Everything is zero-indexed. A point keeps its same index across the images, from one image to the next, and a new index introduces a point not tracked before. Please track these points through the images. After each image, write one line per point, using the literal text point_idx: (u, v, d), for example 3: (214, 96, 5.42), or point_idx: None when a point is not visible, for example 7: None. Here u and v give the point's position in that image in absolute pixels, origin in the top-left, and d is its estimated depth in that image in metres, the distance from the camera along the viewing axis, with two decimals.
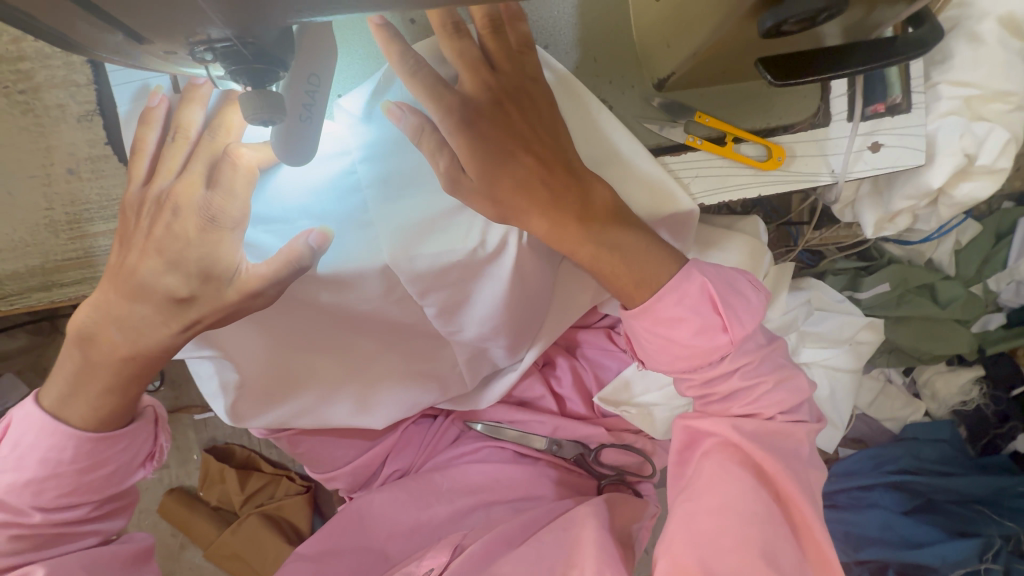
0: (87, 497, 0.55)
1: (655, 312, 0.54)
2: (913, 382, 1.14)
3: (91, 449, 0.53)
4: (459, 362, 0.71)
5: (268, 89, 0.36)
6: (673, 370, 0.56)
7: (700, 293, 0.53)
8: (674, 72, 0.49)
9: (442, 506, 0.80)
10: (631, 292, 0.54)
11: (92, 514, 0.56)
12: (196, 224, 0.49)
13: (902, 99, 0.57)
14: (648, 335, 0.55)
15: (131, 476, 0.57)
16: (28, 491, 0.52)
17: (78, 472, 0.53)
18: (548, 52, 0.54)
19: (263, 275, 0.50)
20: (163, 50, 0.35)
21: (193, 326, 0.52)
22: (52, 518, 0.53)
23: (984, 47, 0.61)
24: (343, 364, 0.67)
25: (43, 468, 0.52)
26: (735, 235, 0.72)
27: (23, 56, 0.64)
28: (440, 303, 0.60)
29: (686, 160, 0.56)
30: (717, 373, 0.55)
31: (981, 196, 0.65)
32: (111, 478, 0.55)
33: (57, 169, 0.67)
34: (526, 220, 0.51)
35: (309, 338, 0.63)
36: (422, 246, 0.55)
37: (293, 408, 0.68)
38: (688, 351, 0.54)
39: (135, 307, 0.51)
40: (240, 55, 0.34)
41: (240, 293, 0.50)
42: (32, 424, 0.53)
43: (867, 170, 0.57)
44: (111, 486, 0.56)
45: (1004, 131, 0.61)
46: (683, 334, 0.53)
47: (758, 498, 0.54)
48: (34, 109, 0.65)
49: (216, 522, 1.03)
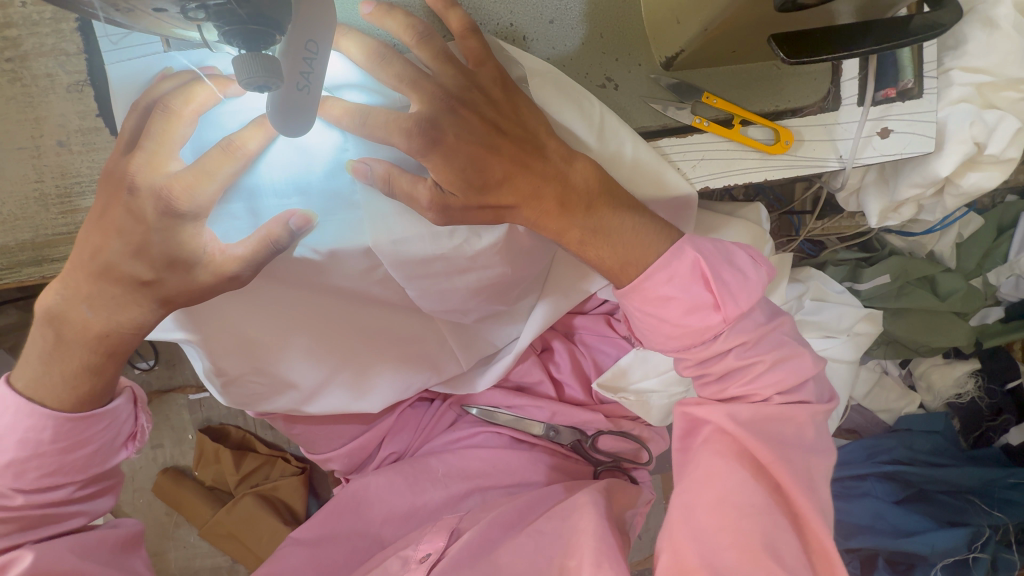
0: (71, 477, 0.54)
1: (645, 291, 0.54)
2: (909, 374, 1.15)
3: (70, 430, 0.52)
4: (451, 340, 0.71)
5: (266, 53, 0.34)
6: (669, 349, 0.56)
7: (692, 270, 0.53)
8: (683, 49, 0.48)
9: (438, 491, 0.80)
10: (617, 273, 0.54)
11: (76, 495, 0.55)
12: (155, 203, 0.47)
13: (914, 84, 0.55)
14: (640, 314, 0.56)
15: (113, 457, 0.57)
16: (9, 473, 0.51)
17: (58, 452, 0.52)
18: (553, 28, 0.52)
19: (238, 257, 0.49)
20: (152, 7, 0.32)
21: (163, 302, 0.51)
22: (35, 499, 0.53)
23: (998, 33, 0.59)
24: (330, 349, 0.66)
25: (22, 448, 0.51)
26: (737, 222, 0.71)
27: (9, 22, 0.63)
28: (425, 286, 0.60)
29: (692, 143, 0.54)
30: (712, 353, 0.55)
31: (988, 186, 0.65)
32: (93, 459, 0.55)
33: (47, 141, 0.65)
34: (519, 192, 0.51)
35: (298, 318, 0.62)
36: (410, 228, 0.55)
37: (278, 391, 0.67)
38: (679, 330, 0.54)
39: (116, 281, 0.50)
40: (235, 15, 0.32)
41: (215, 276, 0.49)
42: (5, 406, 0.51)
43: (875, 156, 0.56)
44: (96, 465, 0.55)
45: (1014, 120, 0.61)
46: (674, 313, 0.54)
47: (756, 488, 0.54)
48: (22, 78, 0.64)
49: (211, 502, 1.03)
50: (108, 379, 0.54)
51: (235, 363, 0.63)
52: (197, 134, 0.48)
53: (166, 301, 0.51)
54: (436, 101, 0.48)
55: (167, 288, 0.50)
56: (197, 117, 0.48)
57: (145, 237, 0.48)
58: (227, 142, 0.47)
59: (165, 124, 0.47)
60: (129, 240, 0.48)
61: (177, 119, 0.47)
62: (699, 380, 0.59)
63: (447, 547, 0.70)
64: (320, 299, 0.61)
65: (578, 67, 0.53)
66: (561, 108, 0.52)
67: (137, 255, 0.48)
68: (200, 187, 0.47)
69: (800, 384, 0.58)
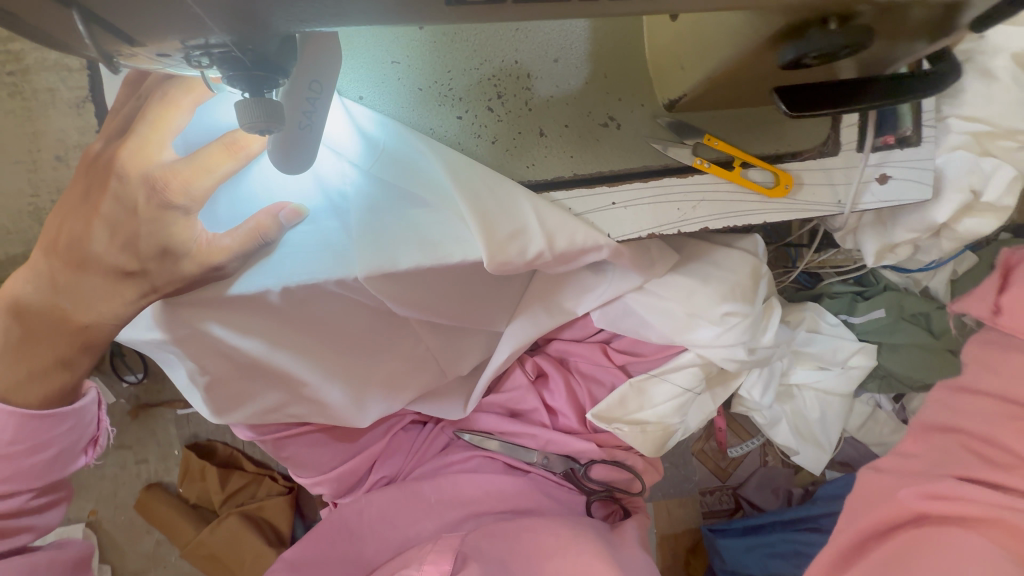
0: (27, 485, 0.53)
1: None
2: (903, 409, 1.13)
3: (34, 429, 0.51)
4: (430, 341, 0.71)
5: (268, 95, 0.33)
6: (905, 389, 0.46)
7: None
8: (685, 94, 0.48)
9: (430, 520, 0.79)
10: None
11: (30, 504, 0.55)
12: (146, 197, 0.47)
13: (913, 132, 0.56)
14: None
15: (72, 463, 0.57)
16: None
17: (23, 454, 0.52)
18: (557, 67, 0.51)
19: (226, 248, 0.48)
20: (155, 53, 0.31)
21: (148, 293, 0.50)
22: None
23: (996, 83, 0.60)
24: (320, 364, 0.63)
25: None
26: (735, 255, 0.80)
27: (13, 37, 0.63)
28: (414, 299, 0.59)
29: (692, 183, 0.54)
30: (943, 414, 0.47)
31: (984, 232, 0.65)
32: (54, 464, 0.54)
33: (45, 156, 0.65)
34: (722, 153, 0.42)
35: (288, 333, 0.59)
36: (411, 257, 0.49)
37: (262, 398, 0.64)
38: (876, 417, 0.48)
39: (96, 272, 0.49)
40: (239, 61, 0.30)
41: (199, 263, 0.48)
42: None
43: (874, 203, 0.57)
44: (56, 468, 0.55)
45: (1010, 169, 0.62)
46: None
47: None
48: (23, 92, 0.64)
49: (194, 521, 1.01)
50: (73, 378, 0.53)
51: (214, 368, 0.58)
52: (191, 130, 0.48)
53: (151, 293, 0.50)
54: None
55: (152, 278, 0.49)
56: (195, 106, 0.47)
57: (135, 230, 0.48)
58: (231, 139, 0.46)
59: (162, 112, 0.46)
60: (117, 231, 0.48)
61: (174, 108, 0.46)
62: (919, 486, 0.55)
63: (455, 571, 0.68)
64: (315, 313, 0.58)
65: (580, 106, 0.52)
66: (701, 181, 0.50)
67: (123, 247, 0.48)
68: (197, 181, 0.46)
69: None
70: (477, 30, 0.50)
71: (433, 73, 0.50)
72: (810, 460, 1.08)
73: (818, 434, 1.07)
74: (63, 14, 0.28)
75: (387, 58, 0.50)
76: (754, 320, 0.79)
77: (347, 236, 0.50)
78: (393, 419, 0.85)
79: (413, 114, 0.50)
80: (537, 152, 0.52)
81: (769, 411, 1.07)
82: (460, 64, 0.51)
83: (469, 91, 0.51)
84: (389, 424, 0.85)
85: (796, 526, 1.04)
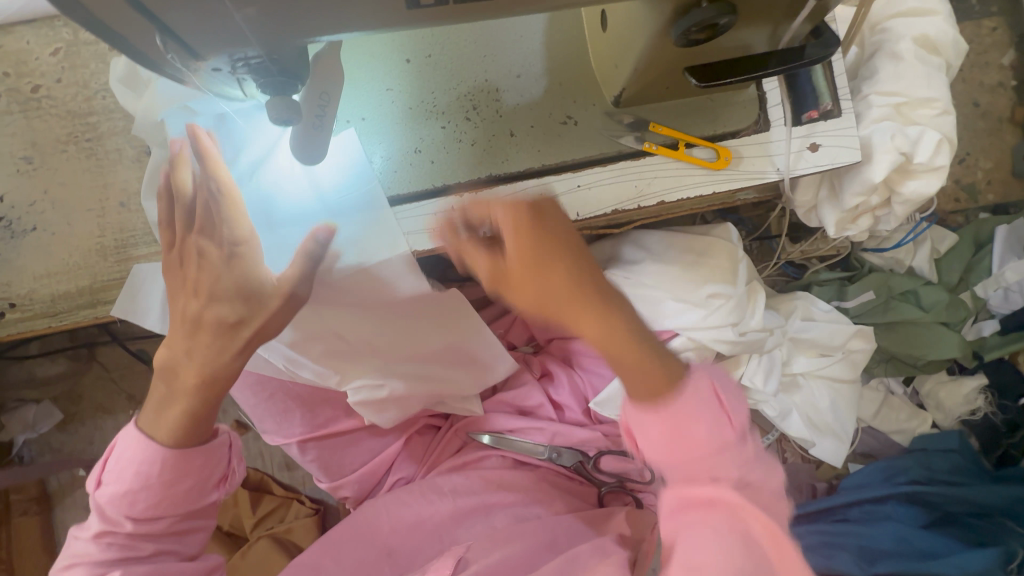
0: (167, 511, 0.57)
1: (676, 422, 0.50)
2: (916, 393, 1.14)
3: (174, 465, 0.57)
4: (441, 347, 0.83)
5: (290, 97, 0.44)
6: (674, 462, 0.50)
7: (710, 393, 0.52)
8: (624, 88, 0.58)
9: (443, 503, 0.82)
10: (649, 392, 0.51)
11: (171, 530, 0.58)
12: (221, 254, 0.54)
13: (833, 106, 0.65)
14: (658, 437, 0.50)
15: (207, 496, 0.60)
16: (124, 502, 0.56)
17: (163, 486, 0.57)
18: (521, 81, 0.63)
19: (291, 276, 0.55)
20: (209, 68, 0.42)
21: (246, 339, 0.56)
22: (140, 529, 0.57)
23: (903, 62, 0.70)
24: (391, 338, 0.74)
25: (137, 479, 0.56)
26: (709, 241, 0.89)
27: (93, 112, 0.79)
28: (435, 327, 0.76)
29: (644, 165, 0.63)
30: (719, 488, 0.50)
31: (929, 193, 0.71)
32: (192, 493, 0.58)
33: (111, 203, 0.79)
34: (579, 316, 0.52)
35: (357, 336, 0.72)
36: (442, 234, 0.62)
37: (352, 380, 0.77)
38: (699, 448, 0.49)
39: (205, 330, 0.55)
40: (268, 70, 0.42)
41: (278, 298, 0.55)
42: (130, 442, 0.57)
43: (810, 167, 0.64)
44: (191, 515, 0.60)
45: (936, 132, 0.69)
46: (699, 429, 0.50)
47: (728, 535, 0.49)
48: (96, 154, 0.79)
49: (227, 547, 1.05)
50: (203, 421, 0.58)
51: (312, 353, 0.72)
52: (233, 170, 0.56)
53: (252, 337, 0.56)
54: None
55: (250, 324, 0.55)
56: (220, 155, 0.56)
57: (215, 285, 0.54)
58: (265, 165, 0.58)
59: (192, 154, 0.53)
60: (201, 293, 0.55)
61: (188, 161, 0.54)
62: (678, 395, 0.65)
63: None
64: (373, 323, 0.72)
65: (543, 109, 0.63)
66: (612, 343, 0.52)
67: (215, 299, 0.54)
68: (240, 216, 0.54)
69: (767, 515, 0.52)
70: (452, 59, 0.63)
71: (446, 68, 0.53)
72: (829, 450, 1.06)
73: (833, 424, 1.07)
74: (149, 34, 0.39)
75: (383, 86, 0.62)
76: (739, 301, 0.86)
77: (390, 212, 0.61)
78: (408, 423, 0.91)
79: (404, 128, 0.62)
80: (510, 150, 0.63)
81: (778, 402, 1.04)
82: (442, 85, 0.63)
83: (450, 106, 0.63)
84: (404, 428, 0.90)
85: (825, 520, 1.05)
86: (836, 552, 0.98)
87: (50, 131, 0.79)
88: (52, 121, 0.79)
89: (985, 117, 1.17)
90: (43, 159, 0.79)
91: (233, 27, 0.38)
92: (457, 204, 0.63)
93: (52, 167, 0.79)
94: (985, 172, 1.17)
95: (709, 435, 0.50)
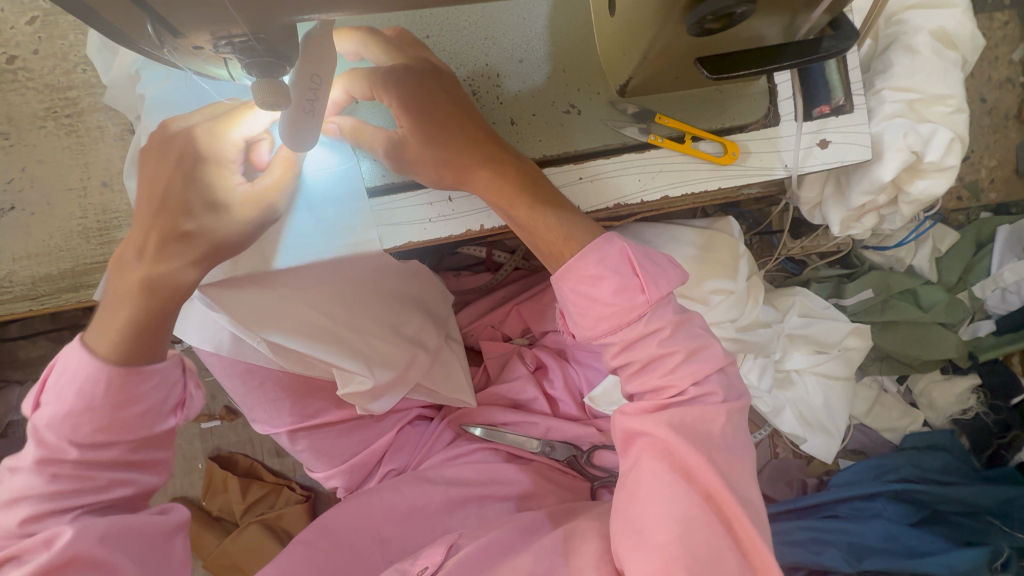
0: (120, 436, 0.54)
1: (578, 270, 0.55)
2: (909, 391, 1.14)
3: (121, 385, 0.53)
4: (427, 329, 0.81)
5: (276, 78, 0.42)
6: (598, 331, 0.56)
7: (620, 257, 0.56)
8: (631, 77, 0.56)
9: (436, 492, 0.81)
10: (561, 248, 0.56)
11: (126, 458, 0.55)
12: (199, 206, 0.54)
13: (846, 101, 0.62)
14: (573, 296, 0.57)
15: (161, 422, 0.56)
16: (68, 424, 0.53)
17: (108, 407, 0.53)
18: (523, 66, 0.61)
19: None
20: (192, 46, 0.40)
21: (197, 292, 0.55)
22: (88, 457, 0.53)
23: (919, 57, 0.68)
24: (352, 308, 0.72)
25: (80, 400, 0.53)
26: (708, 234, 0.86)
27: (72, 86, 0.75)
28: (386, 285, 0.77)
29: (649, 158, 0.61)
30: (639, 335, 0.56)
31: (937, 192, 0.69)
32: (140, 420, 0.54)
33: (93, 183, 0.75)
34: (503, 193, 0.56)
35: (324, 304, 0.70)
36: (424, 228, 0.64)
37: (343, 361, 0.70)
38: (608, 310, 0.55)
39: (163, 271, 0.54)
40: (254, 50, 0.40)
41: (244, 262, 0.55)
42: (71, 361, 0.54)
43: (819, 164, 0.62)
44: (147, 445, 0.56)
45: (948, 131, 0.67)
46: (604, 292, 0.55)
47: (687, 498, 0.55)
48: (77, 131, 0.75)
49: (216, 533, 1.04)
50: (155, 333, 0.55)
51: (276, 329, 0.66)
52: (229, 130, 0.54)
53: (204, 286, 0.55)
54: (411, 112, 0.55)
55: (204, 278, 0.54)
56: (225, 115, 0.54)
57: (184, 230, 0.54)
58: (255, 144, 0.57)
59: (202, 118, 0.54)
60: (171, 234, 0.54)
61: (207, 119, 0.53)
62: (626, 372, 0.60)
63: (445, 561, 0.68)
64: (338, 282, 0.70)
65: (545, 97, 0.61)
66: (552, 200, 0.57)
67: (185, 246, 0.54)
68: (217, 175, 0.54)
69: (723, 430, 0.57)
70: (453, 42, 0.62)
71: (428, 120, 0.56)
72: (821, 448, 1.04)
73: (825, 420, 1.05)
74: (138, 19, 0.38)
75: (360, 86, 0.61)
76: (740, 297, 0.86)
77: (378, 205, 0.63)
78: (401, 414, 0.91)
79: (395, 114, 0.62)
80: (510, 138, 0.61)
81: (772, 398, 1.02)
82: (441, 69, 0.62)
83: None
84: (397, 418, 0.90)
85: (814, 515, 1.04)
86: (826, 548, 0.99)
87: (27, 106, 0.75)
88: (30, 94, 0.75)
89: (992, 113, 1.15)
90: (20, 135, 0.75)
91: (216, 3, 0.36)
92: (454, 195, 0.64)
93: (30, 143, 0.75)
94: (989, 170, 1.16)
95: (613, 297, 0.55)
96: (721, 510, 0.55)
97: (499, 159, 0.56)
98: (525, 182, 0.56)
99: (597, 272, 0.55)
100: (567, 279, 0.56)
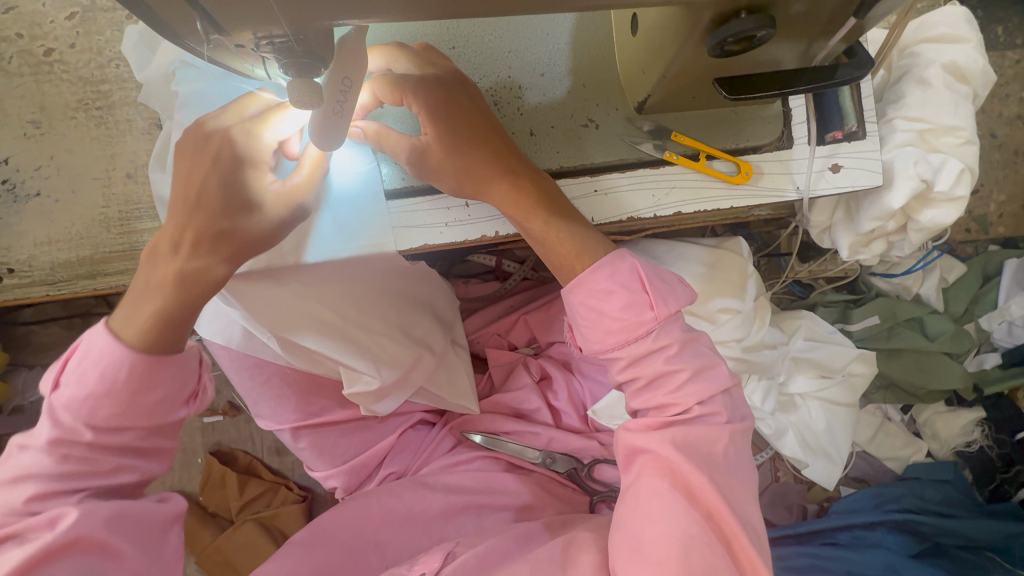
0: (136, 423, 0.54)
1: (588, 285, 0.56)
2: (913, 420, 1.13)
3: (144, 370, 0.53)
4: (433, 334, 0.82)
5: (312, 79, 0.43)
6: (605, 346, 0.57)
7: (631, 273, 0.57)
8: (649, 95, 0.57)
9: (434, 499, 0.81)
10: (572, 263, 0.58)
11: (136, 445, 0.55)
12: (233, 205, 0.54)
13: (858, 127, 0.64)
14: (583, 309, 0.57)
15: (174, 411, 0.56)
16: (86, 407, 0.52)
17: (128, 393, 0.53)
18: (544, 80, 0.63)
19: None
20: (236, 45, 0.43)
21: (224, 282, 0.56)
22: (101, 441, 0.53)
23: (931, 88, 0.70)
24: (364, 310, 0.73)
25: (102, 383, 0.52)
26: (719, 253, 0.87)
27: (105, 80, 0.78)
28: (397, 287, 0.78)
29: (663, 173, 0.63)
30: (645, 351, 0.57)
31: (946, 222, 0.70)
32: (156, 408, 0.54)
33: (118, 174, 0.77)
34: (520, 205, 0.58)
35: (337, 304, 0.70)
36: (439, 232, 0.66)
37: (350, 360, 0.71)
38: (617, 324, 0.56)
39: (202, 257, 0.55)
40: (292, 50, 0.42)
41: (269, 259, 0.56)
42: (94, 347, 0.53)
43: (830, 188, 0.63)
44: (157, 432, 0.56)
45: (958, 162, 0.68)
46: (613, 307, 0.56)
47: (687, 516, 0.55)
48: (106, 122, 0.78)
49: (211, 528, 1.04)
50: (179, 326, 0.55)
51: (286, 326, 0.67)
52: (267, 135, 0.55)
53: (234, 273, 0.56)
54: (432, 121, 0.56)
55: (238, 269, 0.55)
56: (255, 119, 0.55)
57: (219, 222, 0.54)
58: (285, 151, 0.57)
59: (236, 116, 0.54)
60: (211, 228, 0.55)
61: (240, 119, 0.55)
62: (632, 387, 0.60)
63: (442, 568, 0.68)
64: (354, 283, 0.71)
65: (564, 111, 0.63)
66: (567, 215, 0.59)
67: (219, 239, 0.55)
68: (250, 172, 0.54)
69: (727, 447, 0.57)
70: (477, 54, 0.64)
71: (450, 133, 0.57)
72: (822, 473, 1.03)
73: (828, 445, 1.04)
74: (188, 18, 0.40)
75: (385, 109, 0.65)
76: (746, 317, 0.87)
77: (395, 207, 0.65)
78: (404, 417, 0.91)
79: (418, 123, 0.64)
80: (528, 148, 0.63)
81: (775, 421, 1.01)
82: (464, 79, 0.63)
83: None
84: (400, 422, 0.90)
85: (813, 542, 1.03)
86: None
87: (60, 96, 0.78)
88: (64, 86, 0.78)
89: (1002, 148, 1.16)
90: (51, 124, 0.78)
91: (262, 6, 0.38)
92: (470, 201, 0.66)
93: (60, 132, 0.78)
94: (998, 205, 1.16)
95: (622, 312, 0.56)
96: (720, 527, 0.55)
97: (515, 173, 0.58)
98: (540, 197, 0.58)
99: (607, 286, 0.56)
100: (577, 293, 0.57)
